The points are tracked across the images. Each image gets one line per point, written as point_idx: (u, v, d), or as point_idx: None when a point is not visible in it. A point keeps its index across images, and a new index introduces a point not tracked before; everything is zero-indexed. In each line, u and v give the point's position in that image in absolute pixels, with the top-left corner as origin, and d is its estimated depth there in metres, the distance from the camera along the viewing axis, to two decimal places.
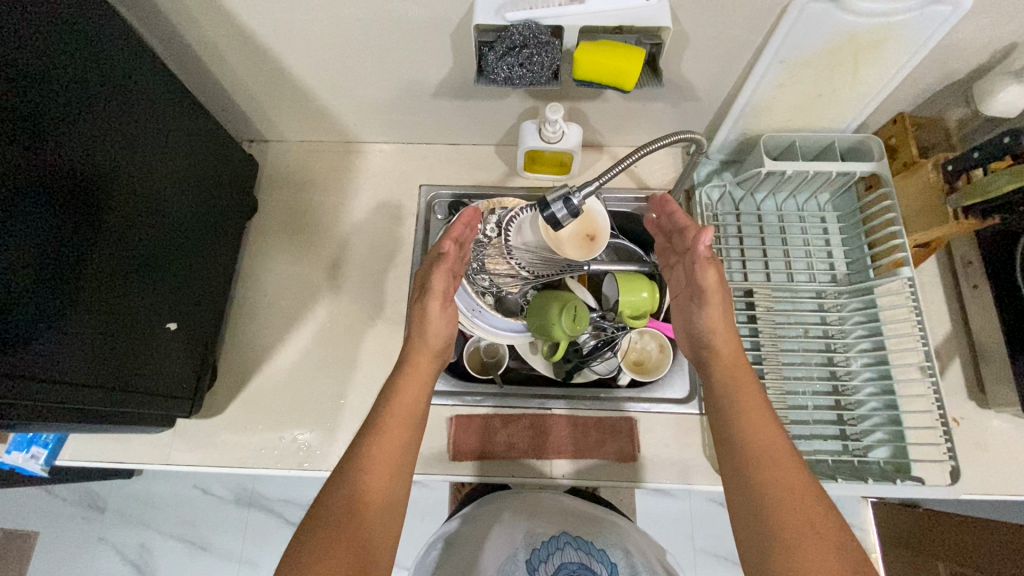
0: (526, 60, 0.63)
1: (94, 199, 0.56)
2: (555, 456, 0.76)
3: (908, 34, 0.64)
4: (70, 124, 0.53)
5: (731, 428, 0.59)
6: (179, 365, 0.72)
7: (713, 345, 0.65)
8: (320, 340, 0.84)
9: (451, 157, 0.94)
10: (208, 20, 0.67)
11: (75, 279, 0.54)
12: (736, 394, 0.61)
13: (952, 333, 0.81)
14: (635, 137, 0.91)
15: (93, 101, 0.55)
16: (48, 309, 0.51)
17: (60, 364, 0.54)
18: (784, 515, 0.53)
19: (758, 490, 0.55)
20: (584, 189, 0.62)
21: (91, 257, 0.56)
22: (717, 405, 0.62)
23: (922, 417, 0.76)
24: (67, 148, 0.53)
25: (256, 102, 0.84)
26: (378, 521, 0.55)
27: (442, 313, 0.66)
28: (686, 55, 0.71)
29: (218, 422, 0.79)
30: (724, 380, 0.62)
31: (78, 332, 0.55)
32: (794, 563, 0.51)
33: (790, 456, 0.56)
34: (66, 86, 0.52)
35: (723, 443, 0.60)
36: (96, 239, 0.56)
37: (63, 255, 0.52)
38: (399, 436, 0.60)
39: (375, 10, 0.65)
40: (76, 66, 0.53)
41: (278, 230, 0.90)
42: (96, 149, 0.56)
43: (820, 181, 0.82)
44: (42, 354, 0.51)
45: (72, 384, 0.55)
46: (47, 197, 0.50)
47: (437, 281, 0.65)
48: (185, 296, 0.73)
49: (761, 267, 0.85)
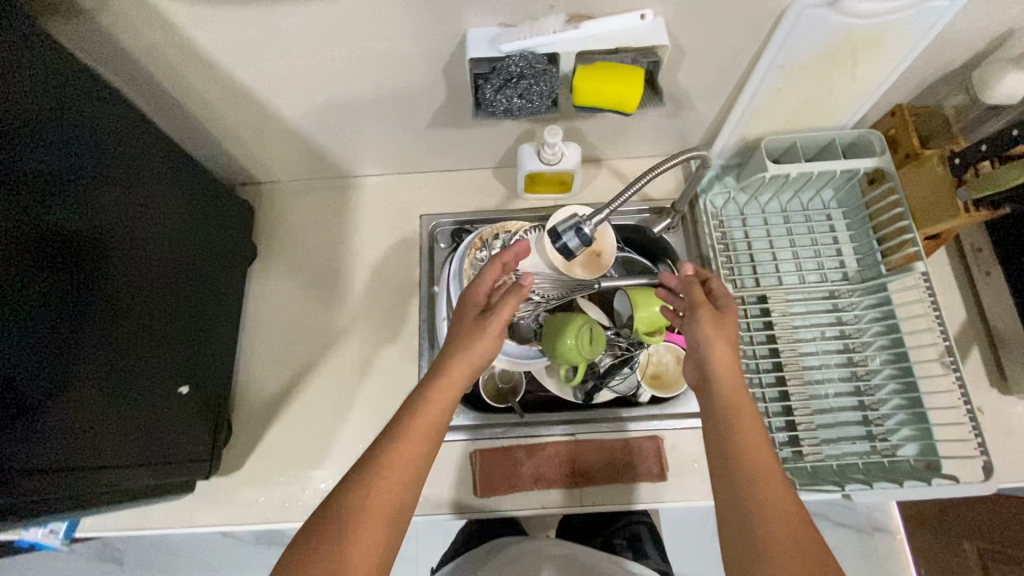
0: (524, 91, 0.62)
1: (84, 280, 0.54)
2: (584, 484, 0.75)
3: (905, 30, 0.64)
4: (63, 190, 0.51)
5: (730, 457, 0.57)
6: (194, 429, 0.71)
7: (711, 373, 0.62)
8: (333, 383, 0.82)
9: (449, 183, 0.92)
10: (195, 73, 0.66)
11: (78, 357, 0.53)
12: (732, 424, 0.58)
13: (967, 321, 0.81)
14: (634, 148, 0.89)
15: (76, 177, 0.53)
16: (56, 391, 0.50)
17: (64, 457, 0.51)
18: (778, 556, 0.51)
19: (756, 528, 0.53)
20: (595, 218, 0.61)
21: (91, 341, 0.54)
22: (712, 429, 0.60)
23: (945, 408, 0.75)
24: (62, 215, 0.51)
25: (247, 147, 0.82)
26: (382, 532, 0.54)
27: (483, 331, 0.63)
28: (683, 66, 0.70)
29: (238, 478, 0.76)
30: (722, 407, 0.60)
31: (87, 408, 0.54)
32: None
33: (787, 495, 0.54)
34: (57, 150, 0.51)
35: (717, 473, 0.58)
36: (95, 309, 0.55)
37: (62, 343, 0.50)
38: (420, 446, 0.57)
39: (365, 48, 0.64)
40: (65, 131, 0.52)
41: (279, 273, 0.88)
42: (84, 226, 0.54)
43: (824, 180, 0.82)
44: (43, 451, 0.49)
45: (82, 467, 0.54)
46: (47, 269, 0.49)
47: (506, 306, 0.64)
48: (192, 357, 0.71)
49: (772, 271, 0.84)
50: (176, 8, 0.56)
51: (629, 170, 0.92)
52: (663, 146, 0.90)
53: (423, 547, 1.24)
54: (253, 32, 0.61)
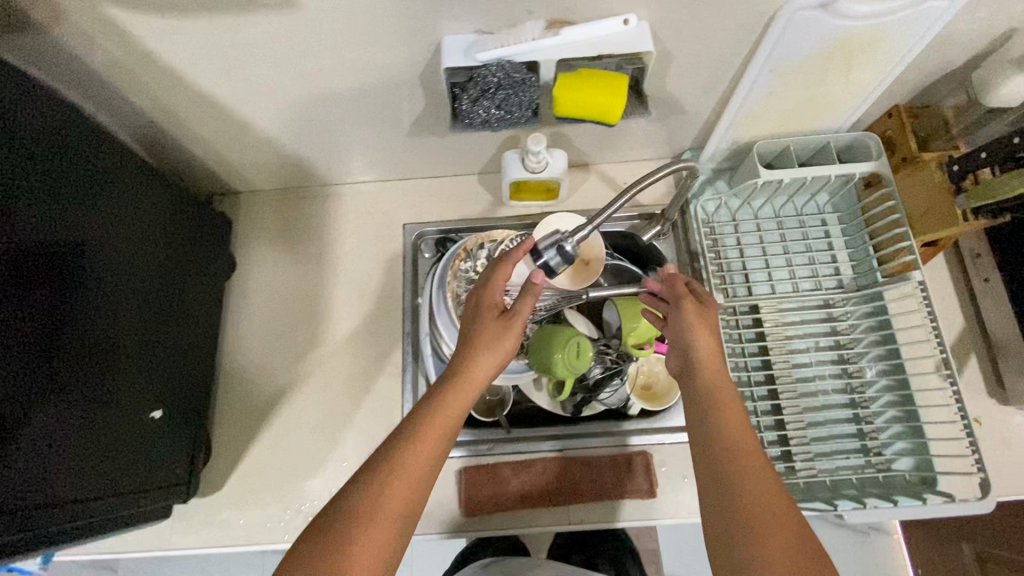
0: (502, 101, 0.59)
1: (49, 307, 0.52)
2: (571, 502, 0.73)
3: (902, 32, 0.61)
4: (18, 212, 0.49)
5: (716, 446, 0.54)
6: (169, 454, 0.69)
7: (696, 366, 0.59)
8: (315, 400, 0.80)
9: (433, 191, 0.89)
10: (160, 86, 0.63)
11: (40, 386, 0.50)
12: (717, 414, 0.55)
13: (965, 329, 0.79)
14: (623, 152, 0.87)
15: (35, 202, 0.51)
16: (20, 421, 0.48)
17: (34, 487, 0.50)
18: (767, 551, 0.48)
19: (746, 520, 0.49)
20: (579, 233, 0.61)
21: (57, 369, 0.52)
22: (696, 419, 0.57)
23: (941, 420, 0.74)
24: (21, 237, 0.49)
25: (221, 157, 0.79)
26: (388, 543, 0.50)
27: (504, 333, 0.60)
28: (670, 71, 0.67)
29: (219, 499, 0.75)
30: (705, 396, 0.57)
31: (55, 436, 0.52)
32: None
33: (776, 485, 0.51)
34: (12, 170, 0.49)
35: (703, 463, 0.54)
36: (57, 335, 0.52)
37: (20, 353, 0.48)
38: (433, 446, 0.54)
39: (336, 56, 0.61)
40: (20, 150, 0.50)
41: (259, 286, 0.85)
42: (45, 251, 0.52)
43: (819, 184, 0.79)
44: (7, 476, 0.47)
45: (47, 502, 0.52)
46: (7, 292, 0.47)
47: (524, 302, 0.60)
48: (165, 379, 0.69)
49: (765, 279, 0.82)
50: (133, 20, 0.54)
51: (618, 175, 0.89)
52: (653, 150, 0.87)
53: (418, 554, 1.23)
54: (217, 44, 0.58)
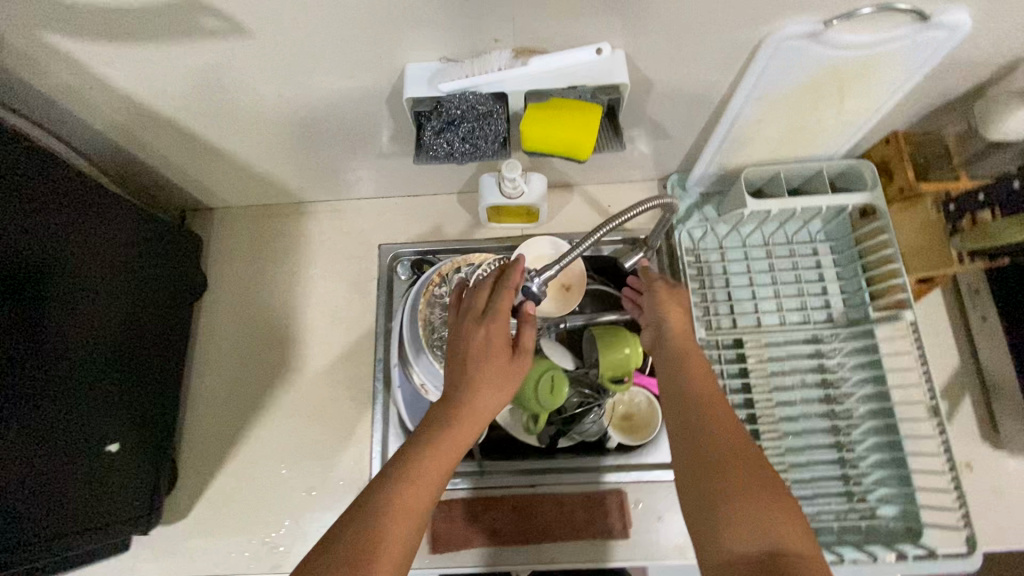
0: (467, 134, 0.57)
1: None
2: (542, 540, 0.72)
3: (899, 62, 0.57)
4: None
5: (683, 396, 0.55)
6: (127, 486, 0.67)
7: (667, 332, 0.61)
8: (284, 425, 0.78)
9: (411, 210, 0.87)
10: (118, 109, 0.61)
11: None
12: (687, 370, 0.57)
13: (960, 368, 0.75)
14: (606, 174, 0.84)
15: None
16: None
17: None
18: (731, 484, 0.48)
19: (709, 457, 0.50)
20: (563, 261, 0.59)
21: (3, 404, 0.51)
22: (666, 378, 0.58)
23: (930, 465, 0.71)
24: None
25: (190, 176, 0.77)
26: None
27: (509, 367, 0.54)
28: (650, 98, 0.64)
29: (184, 527, 0.74)
30: (675, 355, 0.59)
31: None
32: (737, 532, 0.46)
33: (739, 425, 0.52)
34: None
35: (674, 415, 0.55)
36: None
37: None
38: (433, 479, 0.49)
39: (296, 82, 0.59)
40: None
41: (231, 306, 0.84)
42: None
43: (810, 214, 0.76)
44: None
45: None
46: None
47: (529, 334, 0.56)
48: (125, 408, 0.67)
49: (750, 311, 0.78)
50: (77, 48, 0.51)
51: (602, 197, 0.86)
52: (637, 172, 0.84)
53: None
54: (172, 69, 0.55)
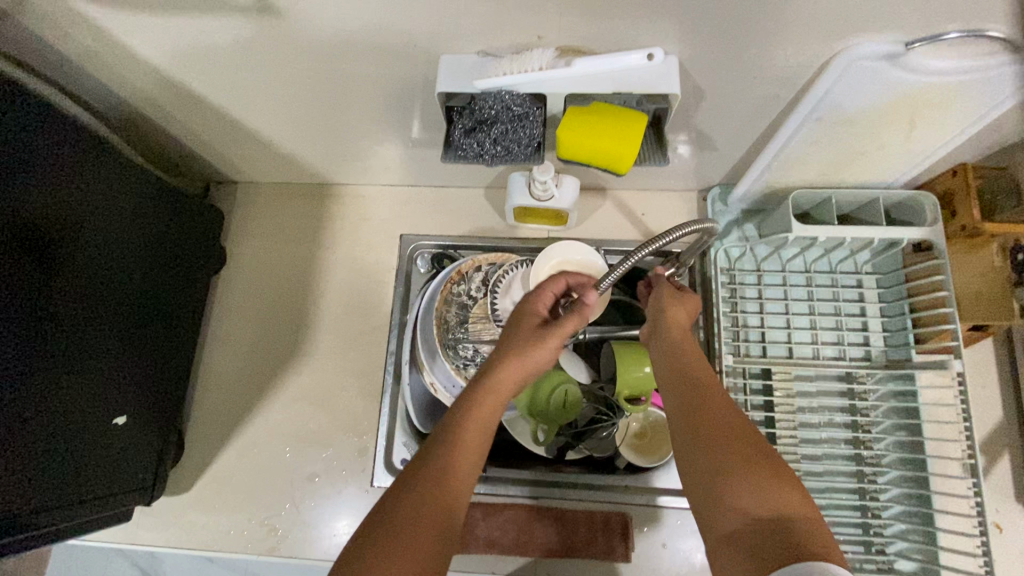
0: (499, 136, 0.56)
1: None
2: (540, 554, 0.71)
3: (984, 93, 0.51)
4: None
5: (671, 381, 0.53)
6: (133, 459, 0.67)
7: (660, 322, 0.59)
8: (291, 409, 0.77)
9: (436, 202, 0.84)
10: (144, 80, 0.60)
11: None
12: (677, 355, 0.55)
13: (1004, 423, 0.70)
14: (642, 181, 0.80)
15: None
16: None
17: None
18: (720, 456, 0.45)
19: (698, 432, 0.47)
20: (594, 288, 0.53)
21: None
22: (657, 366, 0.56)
23: (958, 522, 0.66)
24: None
25: (216, 149, 0.76)
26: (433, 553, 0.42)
27: (544, 343, 0.54)
28: (699, 108, 0.60)
29: (186, 500, 0.74)
30: (664, 343, 0.57)
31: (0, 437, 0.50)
32: (734, 501, 0.42)
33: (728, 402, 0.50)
34: None
35: (668, 397, 0.53)
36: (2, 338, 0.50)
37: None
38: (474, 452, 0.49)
39: (325, 65, 0.56)
40: None
41: (250, 283, 0.83)
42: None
43: (859, 244, 0.71)
44: None
45: None
46: None
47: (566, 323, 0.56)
48: (135, 383, 0.67)
49: (783, 340, 0.74)
50: (103, 15, 0.49)
51: (635, 205, 0.82)
52: (676, 181, 0.79)
53: None
54: (196, 44, 0.53)
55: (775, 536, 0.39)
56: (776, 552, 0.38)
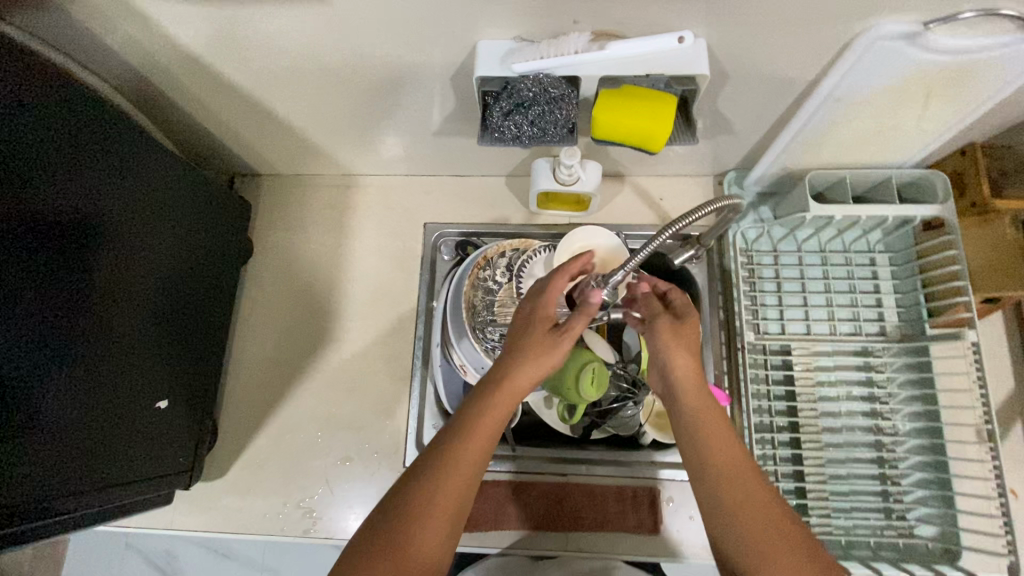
0: (537, 117, 0.57)
1: (41, 287, 0.50)
2: (572, 528, 0.73)
3: (993, 71, 0.54)
4: (17, 199, 0.48)
5: (708, 472, 0.51)
6: (173, 443, 0.69)
7: (677, 384, 0.54)
8: (322, 395, 0.79)
9: (458, 191, 0.86)
10: (182, 71, 0.61)
11: (35, 374, 0.50)
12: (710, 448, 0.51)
13: (1015, 393, 0.73)
14: (660, 167, 0.82)
15: (22, 179, 0.48)
16: (15, 406, 0.48)
17: (23, 407, 0.49)
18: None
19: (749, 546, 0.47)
20: (640, 251, 0.54)
21: (44, 340, 0.51)
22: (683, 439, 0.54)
23: (976, 488, 0.69)
24: (14, 224, 0.48)
25: (244, 142, 0.77)
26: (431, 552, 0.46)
27: (546, 352, 0.53)
28: (722, 92, 0.62)
29: (220, 486, 0.75)
30: (694, 417, 0.53)
31: (49, 419, 0.51)
32: None
33: (772, 499, 0.49)
34: (10, 158, 0.47)
35: (701, 493, 0.51)
36: (51, 324, 0.51)
37: (30, 278, 0.49)
38: (478, 459, 0.49)
39: (361, 55, 0.58)
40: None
41: (276, 274, 0.85)
42: (36, 225, 0.50)
43: (873, 223, 0.74)
44: (24, 350, 0.49)
45: (36, 497, 0.51)
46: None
47: (572, 329, 0.54)
48: (174, 370, 0.69)
49: (801, 318, 0.76)
50: (151, 4, 0.51)
51: (654, 191, 0.85)
52: (693, 167, 0.82)
53: None
54: (237, 33, 0.55)
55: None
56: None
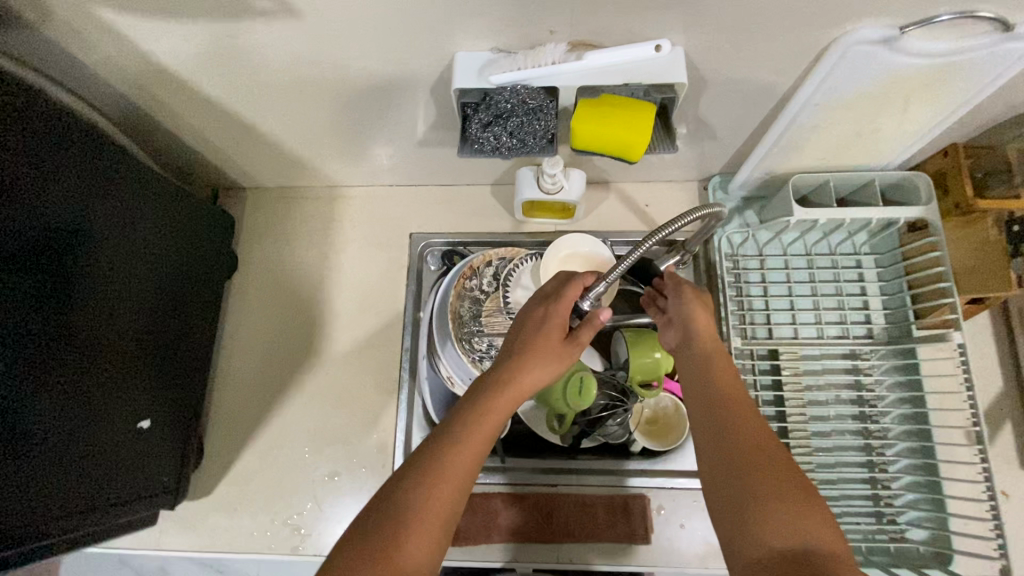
0: (515, 129, 0.58)
1: (21, 308, 0.49)
2: (562, 540, 0.72)
3: (970, 73, 0.54)
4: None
5: (705, 398, 0.52)
6: (157, 463, 0.68)
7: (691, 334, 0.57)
8: (309, 409, 0.78)
9: (444, 200, 0.86)
10: (160, 88, 0.61)
11: (14, 398, 0.49)
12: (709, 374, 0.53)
13: (1003, 392, 0.73)
14: (645, 173, 0.82)
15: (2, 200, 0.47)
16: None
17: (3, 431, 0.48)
18: (754, 480, 0.45)
19: (733, 453, 0.47)
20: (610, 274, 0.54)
21: (26, 359, 0.50)
22: (689, 375, 0.55)
23: (966, 490, 0.69)
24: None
25: (226, 155, 0.77)
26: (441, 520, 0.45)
27: (555, 355, 0.55)
28: (703, 99, 0.62)
29: (207, 504, 0.74)
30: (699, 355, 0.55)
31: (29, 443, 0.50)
32: (763, 532, 0.42)
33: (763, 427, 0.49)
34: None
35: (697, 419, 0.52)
36: (30, 346, 0.50)
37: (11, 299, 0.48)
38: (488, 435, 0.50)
39: (340, 68, 0.58)
40: None
41: (262, 287, 0.84)
42: (16, 244, 0.48)
43: (858, 225, 0.73)
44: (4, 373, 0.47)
45: (14, 526, 0.50)
46: None
47: (581, 336, 0.56)
48: (156, 388, 0.67)
49: (788, 321, 0.76)
50: (125, 22, 0.50)
51: (640, 197, 0.84)
52: (678, 172, 0.82)
53: None
54: (212, 48, 0.54)
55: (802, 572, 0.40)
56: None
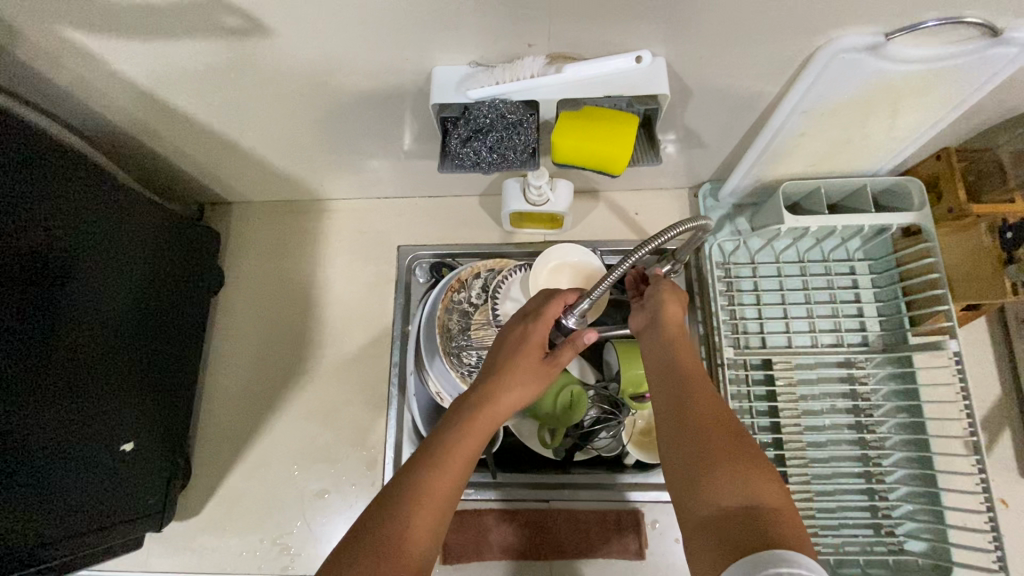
0: (495, 143, 0.56)
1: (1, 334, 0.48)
2: (555, 556, 0.71)
3: (959, 79, 0.53)
4: None
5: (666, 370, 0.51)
6: (141, 486, 0.67)
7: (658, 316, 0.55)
8: (298, 426, 0.77)
9: (431, 212, 0.85)
10: (138, 107, 0.60)
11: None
12: (669, 348, 0.52)
13: (1002, 400, 0.72)
14: (634, 181, 0.81)
15: None
16: None
17: None
18: (706, 441, 0.44)
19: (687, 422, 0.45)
20: (595, 291, 0.53)
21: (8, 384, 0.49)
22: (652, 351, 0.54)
23: (964, 500, 0.68)
24: None
25: (210, 171, 0.76)
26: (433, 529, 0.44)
27: (536, 373, 0.54)
28: (688, 108, 0.61)
29: (195, 524, 0.74)
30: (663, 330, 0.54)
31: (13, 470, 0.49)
32: (711, 492, 0.41)
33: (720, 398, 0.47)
34: None
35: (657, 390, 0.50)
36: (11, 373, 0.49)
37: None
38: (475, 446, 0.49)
39: (318, 85, 0.57)
40: None
41: (250, 302, 0.83)
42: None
43: (851, 232, 0.72)
44: None
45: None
46: None
47: (561, 356, 0.55)
48: (141, 410, 0.66)
49: (781, 330, 0.75)
50: (99, 45, 0.50)
51: (629, 205, 0.83)
52: (667, 180, 0.81)
53: None
54: (187, 67, 0.54)
55: (747, 527, 0.38)
56: (743, 545, 0.37)
